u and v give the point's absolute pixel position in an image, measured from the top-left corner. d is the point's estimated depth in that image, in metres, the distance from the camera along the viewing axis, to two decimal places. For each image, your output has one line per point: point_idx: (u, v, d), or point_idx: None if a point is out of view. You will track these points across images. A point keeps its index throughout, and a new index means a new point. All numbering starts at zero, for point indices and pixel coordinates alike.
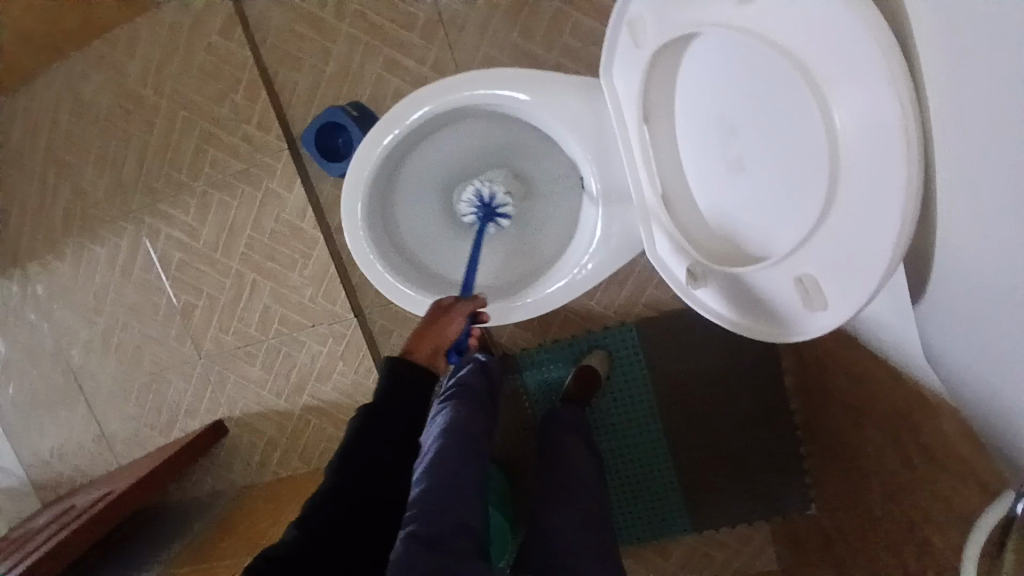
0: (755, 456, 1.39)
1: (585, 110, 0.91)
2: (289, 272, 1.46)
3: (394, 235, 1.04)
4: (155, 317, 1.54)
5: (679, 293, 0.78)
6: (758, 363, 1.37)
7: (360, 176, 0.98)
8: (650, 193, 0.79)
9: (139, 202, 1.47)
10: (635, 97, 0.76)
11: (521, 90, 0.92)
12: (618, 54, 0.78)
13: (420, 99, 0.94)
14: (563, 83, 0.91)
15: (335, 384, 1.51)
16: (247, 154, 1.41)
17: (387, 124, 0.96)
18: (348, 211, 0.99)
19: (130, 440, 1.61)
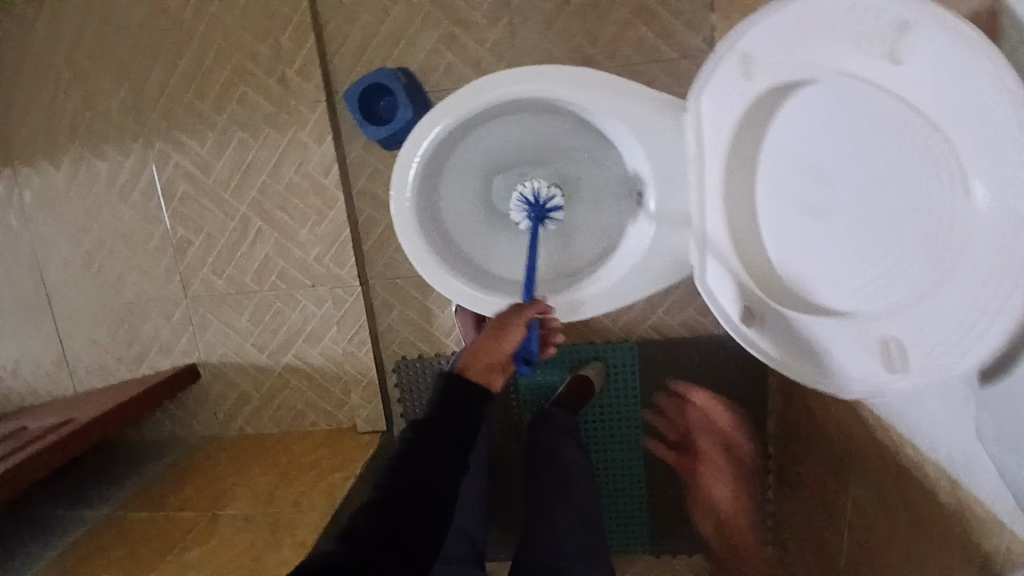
0: (724, 488, 1.46)
1: (660, 121, 0.89)
2: (300, 226, 1.41)
3: (435, 215, 1.01)
4: (145, 247, 1.46)
5: (729, 330, 0.80)
6: (747, 405, 1.42)
7: (413, 148, 0.94)
8: (716, 227, 0.80)
9: (153, 125, 1.39)
10: (725, 127, 0.76)
11: (596, 94, 0.90)
12: (713, 79, 0.76)
13: (493, 83, 0.91)
14: (641, 93, 0.89)
15: (324, 348, 1.47)
16: (280, 99, 1.35)
17: (454, 102, 0.92)
18: (395, 183, 0.95)
19: (94, 367, 1.53)
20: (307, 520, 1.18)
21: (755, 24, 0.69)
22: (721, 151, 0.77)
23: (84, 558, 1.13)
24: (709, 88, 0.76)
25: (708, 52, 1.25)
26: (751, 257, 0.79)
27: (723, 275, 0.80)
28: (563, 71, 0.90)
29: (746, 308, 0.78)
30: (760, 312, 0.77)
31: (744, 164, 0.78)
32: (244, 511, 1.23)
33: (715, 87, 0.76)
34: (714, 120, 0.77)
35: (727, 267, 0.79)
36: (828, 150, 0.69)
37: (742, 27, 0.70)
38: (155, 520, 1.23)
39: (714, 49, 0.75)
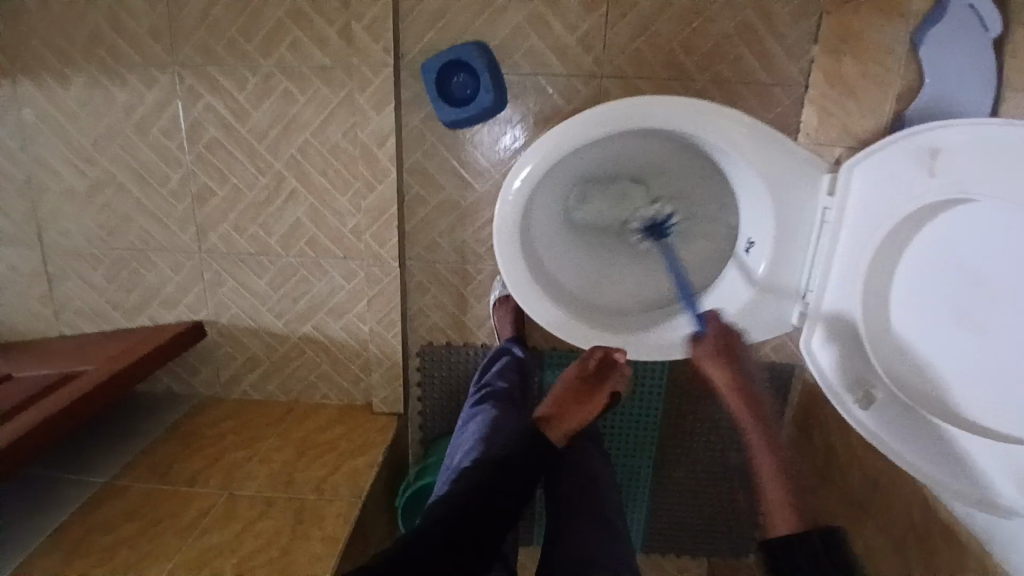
0: (723, 506, 1.46)
1: (792, 172, 0.88)
2: (339, 193, 1.31)
3: (534, 242, 0.99)
4: (160, 189, 1.33)
5: (836, 404, 0.85)
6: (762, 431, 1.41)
7: (522, 175, 0.91)
8: (834, 307, 0.86)
9: (187, 57, 1.24)
10: (885, 214, 0.78)
11: (732, 139, 0.88)
12: (886, 165, 0.78)
13: (632, 107, 0.88)
14: (779, 147, 0.88)
15: (347, 324, 1.40)
16: (339, 52, 1.22)
17: (590, 119, 0.88)
18: (502, 211, 0.93)
19: (86, 311, 1.40)
20: (334, 509, 1.14)
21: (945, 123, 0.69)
22: (867, 236, 0.80)
23: (92, 532, 1.06)
24: (865, 172, 0.80)
25: (802, 83, 1.22)
26: (879, 341, 0.80)
27: (829, 350, 0.86)
28: (694, 106, 0.88)
29: (861, 391, 0.82)
30: (882, 398, 0.80)
31: (891, 249, 0.79)
32: (263, 492, 1.17)
33: (875, 173, 0.79)
34: (864, 205, 0.80)
35: (839, 346, 0.85)
36: (989, 261, 0.65)
37: (924, 127, 0.72)
38: (164, 491, 1.16)
39: (885, 138, 0.77)
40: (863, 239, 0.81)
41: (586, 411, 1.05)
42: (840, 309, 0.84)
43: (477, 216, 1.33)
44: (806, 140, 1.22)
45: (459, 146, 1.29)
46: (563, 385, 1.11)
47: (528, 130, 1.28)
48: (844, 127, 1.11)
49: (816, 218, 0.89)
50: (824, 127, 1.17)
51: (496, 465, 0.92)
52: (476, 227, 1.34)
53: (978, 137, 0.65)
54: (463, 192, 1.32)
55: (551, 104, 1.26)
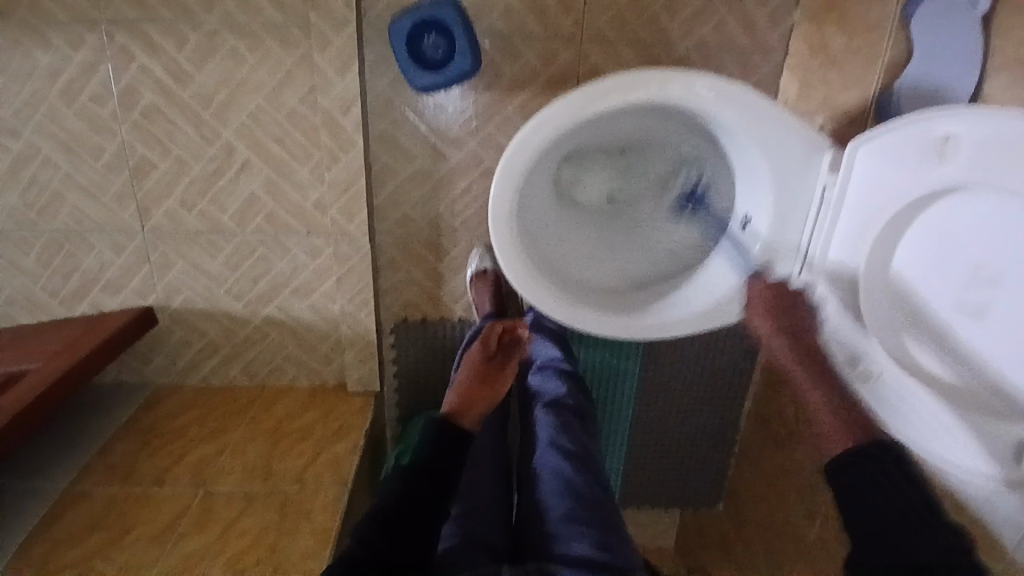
0: (695, 462, 1.48)
1: (798, 150, 0.86)
2: (300, 165, 1.21)
3: (526, 231, 0.96)
4: (93, 163, 1.19)
5: (834, 386, 0.87)
6: (730, 388, 1.41)
7: (514, 169, 0.87)
8: (830, 287, 0.85)
9: (114, 11, 1.09)
10: (885, 199, 0.78)
11: (731, 115, 0.86)
12: (891, 147, 0.77)
13: (644, 81, 0.84)
14: (779, 123, 0.85)
15: (314, 304, 1.32)
16: (295, 7, 1.10)
17: (604, 91, 0.84)
18: (494, 204, 0.88)
19: (15, 299, 1.27)
20: (320, 501, 1.10)
21: (950, 111, 0.70)
22: (864, 220, 0.80)
23: (58, 547, 0.98)
24: (865, 156, 0.79)
25: (781, 49, 1.21)
26: (877, 325, 0.80)
27: (819, 329, 0.88)
28: (691, 80, 0.84)
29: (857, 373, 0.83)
30: (876, 380, 0.81)
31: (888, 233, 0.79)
32: (240, 488, 1.12)
33: (872, 158, 0.78)
34: (861, 189, 0.80)
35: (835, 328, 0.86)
36: (994, 249, 0.67)
37: (924, 115, 0.73)
38: (131, 494, 1.09)
39: (883, 125, 0.77)
40: (859, 224, 0.81)
41: (493, 396, 1.02)
42: (834, 291, 0.85)
43: (452, 187, 1.26)
44: (784, 109, 1.22)
45: (430, 113, 1.21)
46: (465, 373, 1.06)
47: (503, 94, 1.21)
48: (826, 98, 1.11)
49: (811, 198, 0.88)
50: (803, 96, 1.17)
51: (421, 466, 0.81)
52: (450, 199, 1.27)
53: (986, 127, 0.66)
54: (436, 162, 1.24)
55: (528, 68, 1.19)
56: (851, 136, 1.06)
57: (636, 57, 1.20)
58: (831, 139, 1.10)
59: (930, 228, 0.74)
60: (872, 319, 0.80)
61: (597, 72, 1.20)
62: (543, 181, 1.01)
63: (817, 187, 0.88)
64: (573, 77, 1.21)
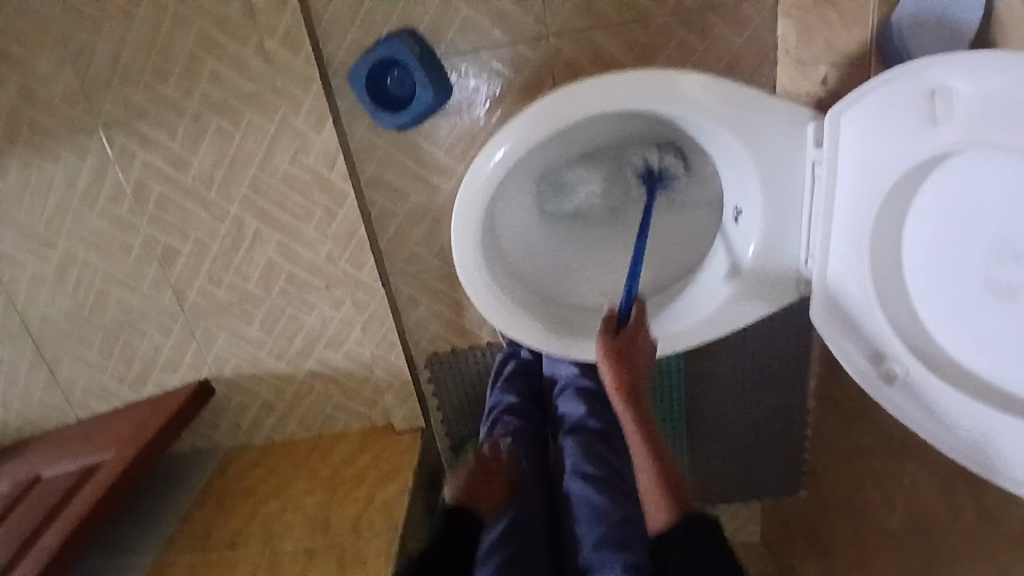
0: (764, 449, 1.47)
1: (783, 130, 0.78)
2: (303, 224, 1.22)
3: (502, 266, 0.92)
4: (126, 259, 1.27)
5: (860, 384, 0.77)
6: (790, 376, 1.39)
7: (477, 192, 0.82)
8: (842, 273, 0.75)
9: (110, 117, 1.16)
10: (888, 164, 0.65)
11: (694, 109, 0.77)
12: (884, 102, 0.64)
13: (604, 89, 0.77)
14: (748, 108, 0.77)
15: (348, 352, 1.34)
16: (262, 75, 1.11)
17: (567, 104, 0.78)
18: (456, 247, 0.85)
19: (91, 390, 1.40)
20: (373, 549, 1.13)
21: (948, 57, 0.57)
22: (866, 201, 0.69)
23: None
24: (854, 118, 0.68)
25: None
26: (895, 315, 0.71)
27: (841, 321, 0.77)
28: (651, 84, 0.77)
29: (882, 370, 0.73)
30: (901, 378, 0.71)
31: (892, 211, 0.68)
32: (303, 543, 1.17)
33: (859, 122, 0.68)
34: (854, 159, 0.70)
35: (855, 320, 0.75)
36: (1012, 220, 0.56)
37: (910, 68, 0.60)
38: (209, 559, 1.17)
39: (871, 80, 0.65)
40: (857, 196, 0.70)
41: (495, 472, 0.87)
42: (845, 278, 0.75)
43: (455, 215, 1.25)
44: (788, 59, 1.10)
45: (415, 146, 1.19)
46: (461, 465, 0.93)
47: (481, 111, 1.17)
48: (828, 43, 0.98)
49: (805, 179, 0.79)
50: (804, 42, 1.04)
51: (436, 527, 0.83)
52: None
53: (988, 71, 0.53)
54: (432, 195, 1.23)
55: (503, 80, 1.14)
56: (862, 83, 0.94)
57: (615, 41, 1.12)
58: (842, 87, 0.98)
59: (941, 196, 0.62)
60: (887, 307, 0.71)
61: (573, 65, 1.13)
62: (518, 202, 0.98)
63: (808, 163, 0.78)
64: (551, 79, 1.15)
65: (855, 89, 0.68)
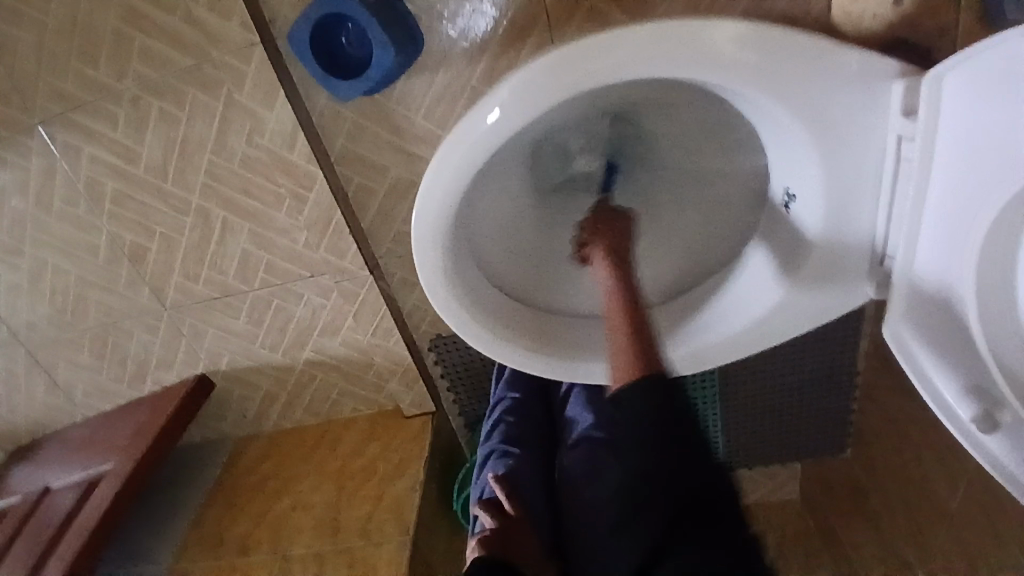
0: (807, 415, 1.27)
1: (828, 102, 0.69)
2: (275, 210, 1.08)
3: (470, 254, 0.85)
4: (96, 261, 1.16)
5: (950, 422, 0.71)
6: (836, 338, 1.17)
7: (445, 177, 0.74)
8: (934, 269, 0.70)
9: (41, 109, 1.01)
10: (972, 145, 0.61)
11: (729, 71, 0.67)
12: (988, 78, 0.58)
13: (598, 63, 0.66)
14: (804, 68, 0.67)
15: (345, 340, 1.24)
16: (197, 46, 0.94)
17: (551, 82, 0.67)
18: (421, 244, 0.78)
19: (92, 392, 1.33)
20: (384, 555, 1.09)
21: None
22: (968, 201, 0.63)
23: None
24: (959, 90, 0.61)
25: None
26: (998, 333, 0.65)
27: (926, 334, 0.73)
28: (694, 38, 0.65)
29: (981, 413, 0.68)
30: (1009, 423, 0.66)
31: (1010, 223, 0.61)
32: (313, 547, 1.13)
33: (961, 98, 0.61)
34: (955, 143, 0.63)
35: (945, 339, 0.71)
36: None
37: (1020, 31, 0.54)
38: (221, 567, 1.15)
39: (982, 43, 0.58)
40: (955, 184, 0.64)
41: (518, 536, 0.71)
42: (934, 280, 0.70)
43: None
44: None
45: (389, 112, 1.01)
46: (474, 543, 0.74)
47: (459, 64, 0.97)
48: None
49: (886, 158, 0.72)
50: None
51: None
52: None
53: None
54: (414, 167, 1.06)
55: (484, 23, 0.94)
56: None
57: None
58: None
59: None
60: (995, 323, 0.65)
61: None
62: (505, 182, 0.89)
63: (892, 136, 0.71)
64: (543, 16, 0.93)
65: (959, 57, 0.61)
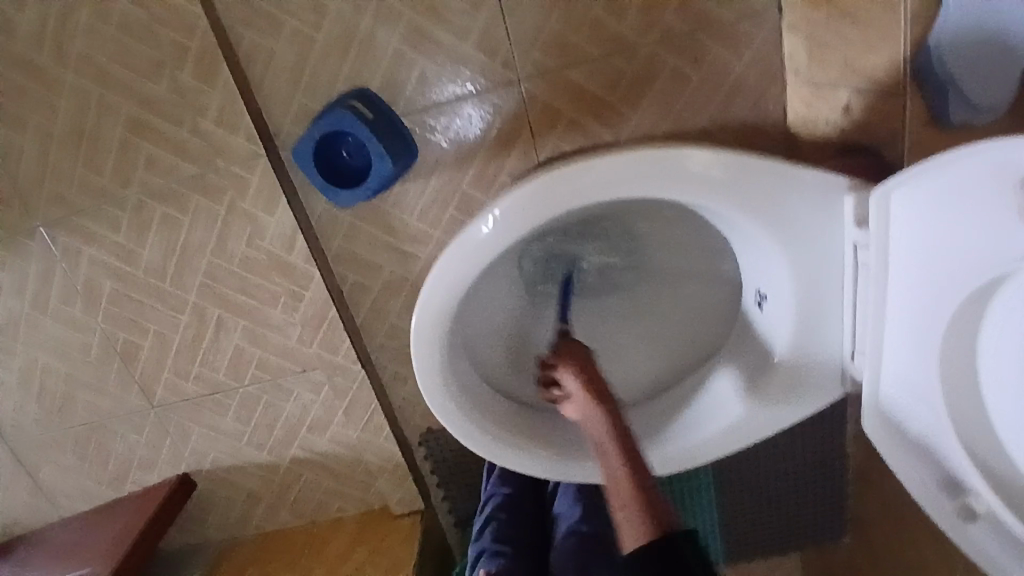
0: (801, 501, 1.26)
1: (793, 211, 0.74)
2: (269, 308, 1.10)
3: (466, 359, 0.88)
4: (87, 360, 1.15)
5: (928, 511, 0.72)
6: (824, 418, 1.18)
7: (445, 285, 0.78)
8: (897, 370, 0.72)
9: (47, 214, 1.04)
10: (925, 253, 0.63)
11: (702, 184, 0.73)
12: (938, 188, 0.60)
13: (594, 182, 0.72)
14: (765, 182, 0.73)
15: (334, 436, 1.22)
16: (202, 156, 0.99)
17: (549, 201, 0.73)
18: (420, 347, 0.81)
19: (73, 494, 1.26)
20: None
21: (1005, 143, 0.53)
22: (924, 303, 0.65)
23: None
24: (903, 201, 0.64)
25: (778, 7, 0.95)
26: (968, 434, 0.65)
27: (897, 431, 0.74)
28: (672, 160, 0.72)
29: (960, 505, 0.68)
30: (983, 516, 0.66)
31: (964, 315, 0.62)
32: None
33: (909, 203, 0.63)
34: (902, 248, 0.66)
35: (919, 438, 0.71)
36: None
37: (970, 151, 0.56)
38: None
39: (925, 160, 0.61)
40: (909, 290, 0.66)
41: None
42: (902, 378, 0.71)
43: None
44: (800, 80, 0.96)
45: (383, 215, 1.06)
46: None
47: (447, 170, 1.03)
48: (849, 61, 0.86)
49: (847, 263, 0.76)
50: (821, 60, 0.91)
51: None
52: None
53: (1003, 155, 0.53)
54: (406, 265, 1.11)
55: (475, 133, 1.01)
56: (895, 110, 0.81)
57: (594, 78, 0.98)
58: (871, 114, 0.85)
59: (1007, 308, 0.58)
60: (955, 414, 0.65)
61: (550, 110, 1.00)
62: (499, 288, 0.93)
63: (850, 244, 0.75)
64: (528, 126, 1.01)
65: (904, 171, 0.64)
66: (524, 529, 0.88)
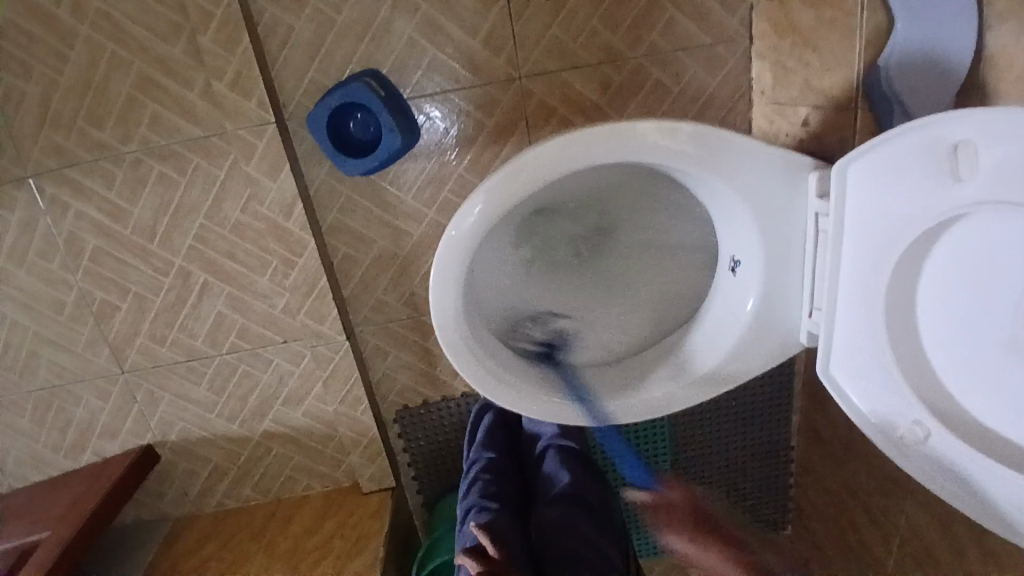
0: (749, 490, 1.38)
1: (768, 186, 0.83)
2: (258, 274, 1.13)
3: (472, 307, 0.91)
4: (57, 318, 1.14)
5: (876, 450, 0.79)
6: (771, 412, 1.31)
7: (465, 233, 0.82)
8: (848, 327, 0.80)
9: (38, 165, 1.04)
10: (882, 214, 0.72)
11: (690, 156, 0.80)
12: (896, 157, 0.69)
13: (609, 143, 0.79)
14: (743, 157, 0.82)
15: (309, 409, 1.24)
16: (210, 119, 1.03)
17: (565, 156, 0.79)
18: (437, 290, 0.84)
19: (23, 461, 1.22)
20: None
21: (958, 113, 0.63)
22: (876, 258, 0.74)
23: None
24: (860, 172, 0.74)
25: (746, 36, 1.10)
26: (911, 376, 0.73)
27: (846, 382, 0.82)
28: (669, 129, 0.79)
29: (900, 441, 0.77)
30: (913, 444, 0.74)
31: (906, 269, 0.72)
32: None
33: (866, 171, 0.73)
34: (858, 214, 0.75)
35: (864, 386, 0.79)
36: None
37: (922, 125, 0.67)
38: None
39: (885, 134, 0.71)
40: (865, 253, 0.75)
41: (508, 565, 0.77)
42: (852, 333, 0.79)
43: (424, 259, 1.19)
44: (763, 99, 1.11)
45: (381, 191, 1.13)
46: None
47: (444, 153, 1.11)
48: (807, 83, 1.01)
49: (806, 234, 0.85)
50: (782, 82, 1.06)
51: None
52: (422, 275, 1.20)
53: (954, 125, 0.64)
54: (399, 242, 1.17)
55: (475, 121, 1.10)
56: (844, 125, 0.96)
57: (587, 82, 1.10)
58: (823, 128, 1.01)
59: (946, 254, 0.67)
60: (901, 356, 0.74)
61: (545, 107, 1.10)
62: (499, 244, 0.98)
63: (810, 215, 0.84)
64: (523, 119, 1.11)
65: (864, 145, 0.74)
66: (508, 488, 0.95)
